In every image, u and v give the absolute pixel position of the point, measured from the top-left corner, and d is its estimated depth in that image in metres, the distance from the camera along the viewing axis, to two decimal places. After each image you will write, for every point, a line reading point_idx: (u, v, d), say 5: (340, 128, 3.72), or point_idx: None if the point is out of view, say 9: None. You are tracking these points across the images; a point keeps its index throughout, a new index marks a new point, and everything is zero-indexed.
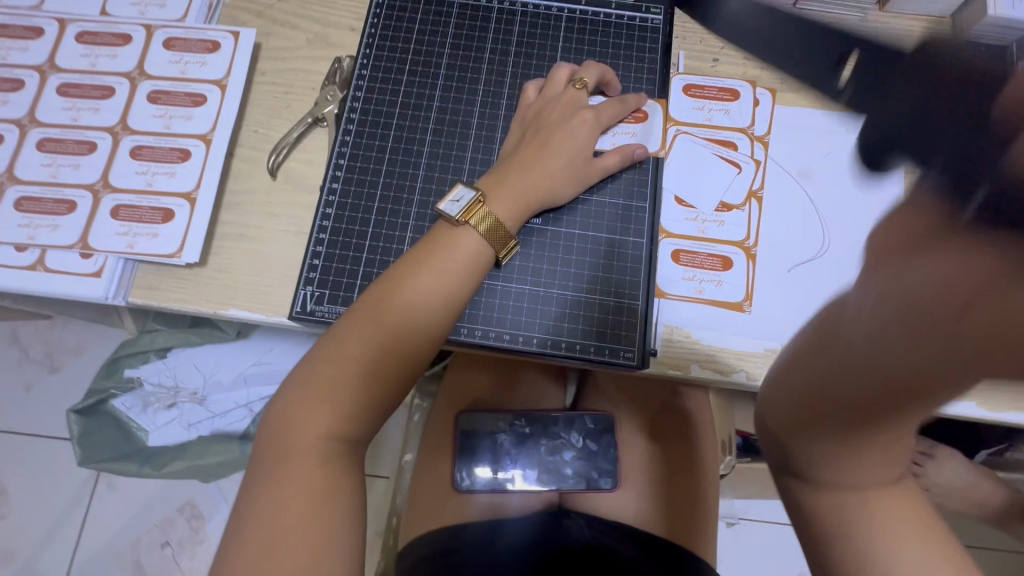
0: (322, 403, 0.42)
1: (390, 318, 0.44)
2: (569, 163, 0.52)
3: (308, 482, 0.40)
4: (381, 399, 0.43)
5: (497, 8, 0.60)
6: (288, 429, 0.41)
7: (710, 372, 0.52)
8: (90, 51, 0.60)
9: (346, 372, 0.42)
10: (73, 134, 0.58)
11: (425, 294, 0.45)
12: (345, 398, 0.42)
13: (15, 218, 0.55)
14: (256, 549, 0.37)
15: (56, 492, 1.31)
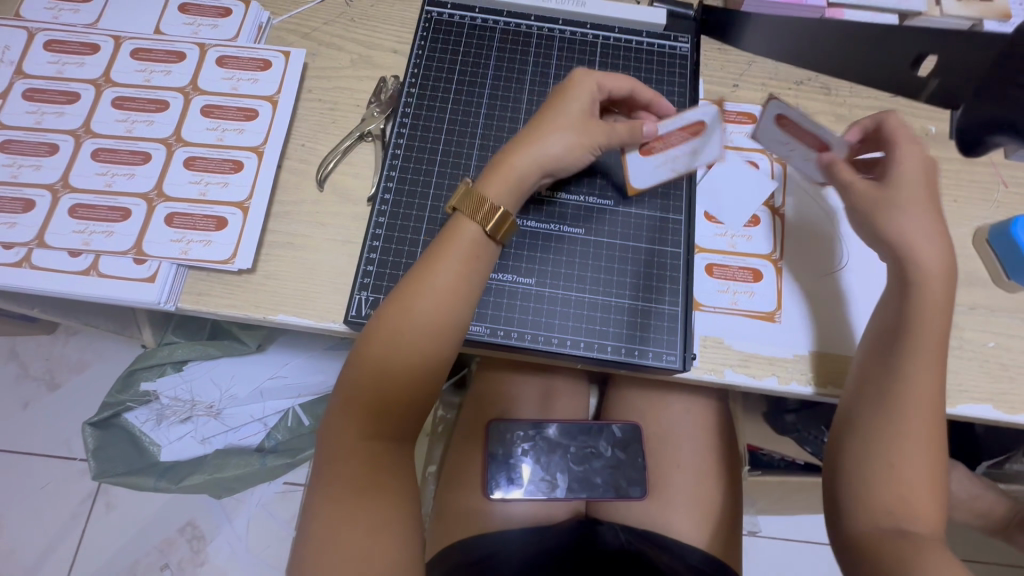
0: (355, 408, 0.46)
1: (409, 317, 0.46)
2: (571, 116, 0.51)
3: (359, 478, 0.45)
4: (410, 400, 0.47)
5: (537, 34, 0.64)
6: (335, 432, 0.46)
7: (743, 375, 0.55)
8: (145, 66, 0.63)
9: (376, 373, 0.46)
10: (128, 145, 0.60)
11: (430, 289, 0.47)
12: (370, 405, 0.46)
13: (70, 224, 0.57)
14: (323, 534, 0.43)
15: (51, 512, 1.27)
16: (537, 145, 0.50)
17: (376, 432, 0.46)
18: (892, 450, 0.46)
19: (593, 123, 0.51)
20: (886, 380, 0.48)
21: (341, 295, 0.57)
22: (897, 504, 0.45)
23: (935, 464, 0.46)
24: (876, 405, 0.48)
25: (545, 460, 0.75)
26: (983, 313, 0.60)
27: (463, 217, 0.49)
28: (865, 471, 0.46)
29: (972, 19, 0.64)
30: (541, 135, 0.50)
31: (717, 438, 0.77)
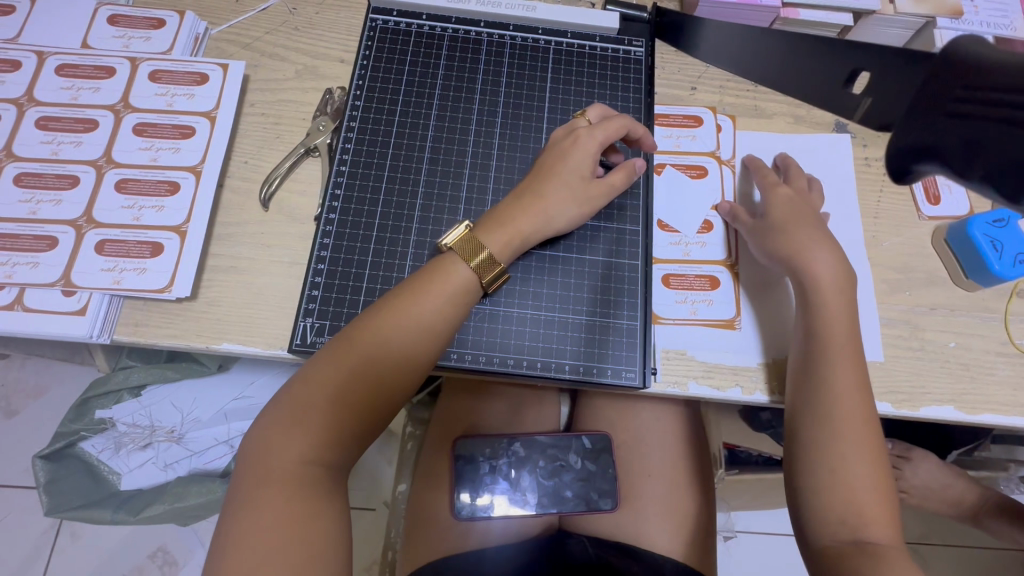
0: (296, 429, 0.42)
1: (379, 351, 0.44)
2: (568, 184, 0.51)
3: (292, 508, 0.40)
4: (356, 422, 0.43)
5: (487, 42, 0.62)
6: (269, 454, 0.42)
7: (707, 387, 0.54)
8: (71, 84, 0.59)
9: (326, 405, 0.42)
10: (53, 169, 0.56)
11: (403, 316, 0.45)
12: (313, 427, 0.42)
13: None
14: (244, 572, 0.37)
15: (10, 546, 1.21)
16: (542, 202, 0.50)
17: (316, 456, 0.42)
18: (830, 457, 0.46)
19: (594, 185, 0.52)
20: (811, 385, 0.48)
21: (288, 321, 0.54)
22: (846, 512, 0.44)
23: (877, 468, 0.46)
24: (812, 415, 0.48)
25: (518, 474, 0.72)
26: (942, 313, 0.60)
27: (452, 258, 0.48)
28: (814, 484, 0.46)
29: (926, 15, 0.65)
30: (549, 199, 0.51)
31: (689, 445, 0.77)
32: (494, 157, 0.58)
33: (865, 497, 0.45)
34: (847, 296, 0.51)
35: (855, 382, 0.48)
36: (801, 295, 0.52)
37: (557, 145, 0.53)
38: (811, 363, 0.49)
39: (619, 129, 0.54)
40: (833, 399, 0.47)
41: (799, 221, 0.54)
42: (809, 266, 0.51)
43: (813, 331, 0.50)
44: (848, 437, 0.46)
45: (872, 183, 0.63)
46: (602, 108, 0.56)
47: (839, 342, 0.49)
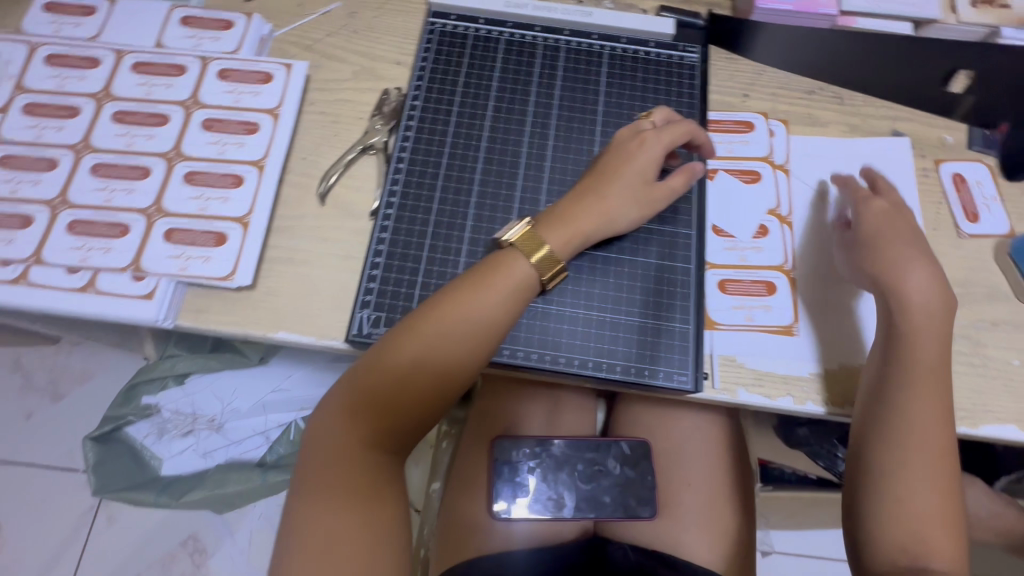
0: (357, 416, 0.44)
1: (443, 341, 0.45)
2: (630, 187, 0.52)
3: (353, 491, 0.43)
4: (412, 412, 0.44)
5: (543, 46, 0.63)
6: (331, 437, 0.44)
7: (757, 395, 0.53)
8: (146, 80, 0.62)
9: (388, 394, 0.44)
10: (127, 160, 0.59)
11: (467, 308, 0.45)
12: (373, 415, 0.44)
13: (68, 241, 0.56)
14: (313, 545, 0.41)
15: (52, 525, 1.26)
16: (605, 203, 0.51)
17: (373, 445, 0.44)
18: (905, 483, 0.46)
19: (654, 188, 0.52)
20: (896, 409, 0.48)
21: (342, 313, 0.55)
22: (912, 542, 0.45)
23: (947, 496, 0.46)
24: (888, 439, 0.47)
25: (556, 477, 0.71)
26: (1005, 329, 0.58)
27: (514, 253, 0.48)
28: (881, 507, 0.47)
29: (988, 25, 0.64)
30: (615, 198, 0.51)
31: (729, 456, 0.75)
32: (548, 159, 0.59)
33: (931, 526, 0.46)
34: (939, 320, 0.49)
35: (941, 405, 0.47)
36: (889, 313, 0.50)
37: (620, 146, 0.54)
38: (887, 388, 0.48)
39: (680, 132, 0.54)
40: (912, 424, 0.47)
41: (891, 236, 0.52)
42: (901, 288, 0.50)
43: (895, 358, 0.49)
44: (923, 460, 0.47)
45: (929, 195, 0.62)
46: (664, 111, 0.57)
47: (929, 366, 0.48)
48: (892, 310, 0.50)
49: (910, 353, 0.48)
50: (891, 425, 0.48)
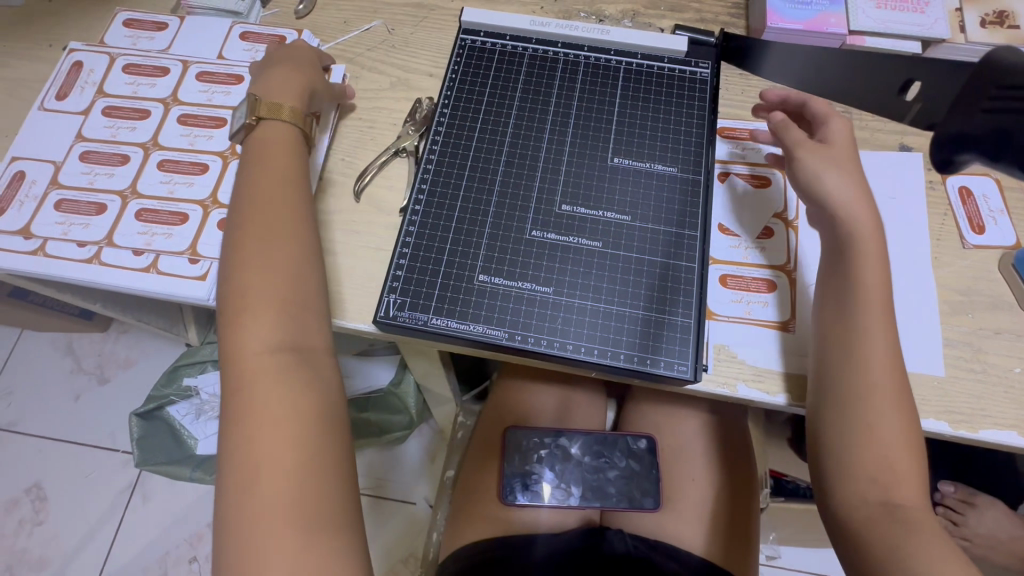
0: (257, 327, 0.49)
1: (253, 271, 0.51)
2: (300, 82, 0.63)
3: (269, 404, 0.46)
4: (260, 325, 0.49)
5: (563, 60, 0.68)
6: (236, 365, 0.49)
7: (756, 390, 0.57)
8: (208, 87, 0.70)
9: (250, 311, 0.50)
10: (188, 157, 0.66)
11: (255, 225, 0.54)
12: (246, 333, 0.49)
13: (135, 227, 0.63)
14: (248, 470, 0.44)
15: (93, 500, 1.35)
16: (291, 81, 0.63)
17: (265, 351, 0.49)
18: (866, 406, 0.49)
19: (308, 81, 0.64)
20: (845, 330, 0.51)
21: (370, 299, 0.61)
22: (880, 470, 0.48)
23: (907, 419, 0.49)
24: (841, 362, 0.51)
25: (563, 468, 0.75)
26: (1007, 338, 0.59)
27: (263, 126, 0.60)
28: (849, 438, 0.49)
29: (999, 45, 0.66)
30: (279, 75, 0.63)
31: (735, 457, 0.77)
32: (564, 164, 0.63)
33: (896, 451, 0.48)
34: (880, 241, 0.53)
35: (883, 325, 0.51)
36: (839, 236, 0.54)
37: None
38: (840, 312, 0.52)
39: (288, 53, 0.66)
40: (858, 340, 0.51)
41: (832, 169, 0.56)
42: (849, 216, 0.54)
43: (840, 284, 0.53)
44: (877, 382, 0.49)
45: (934, 207, 0.64)
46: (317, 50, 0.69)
47: (878, 295, 0.52)
48: (840, 233, 0.54)
49: (858, 274, 0.52)
50: (843, 345, 0.51)
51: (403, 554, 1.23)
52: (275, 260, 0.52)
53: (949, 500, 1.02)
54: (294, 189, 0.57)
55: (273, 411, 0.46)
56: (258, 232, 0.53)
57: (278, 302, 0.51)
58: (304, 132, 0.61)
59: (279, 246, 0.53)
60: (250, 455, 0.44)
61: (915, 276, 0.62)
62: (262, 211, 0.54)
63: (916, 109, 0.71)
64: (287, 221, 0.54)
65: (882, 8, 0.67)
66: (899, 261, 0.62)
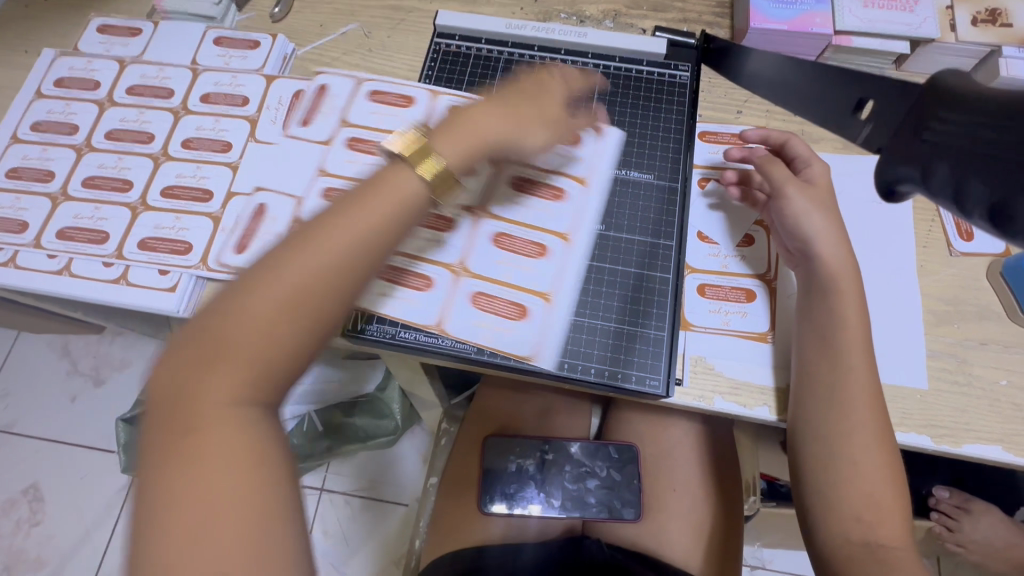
0: (218, 371, 0.39)
1: (224, 330, 0.40)
2: (551, 122, 0.55)
3: (233, 458, 0.38)
4: (251, 376, 0.40)
5: (539, 64, 0.68)
6: (192, 407, 0.39)
7: (733, 404, 0.56)
8: (378, 109, 0.67)
9: (238, 356, 0.40)
10: (346, 186, 0.63)
11: (267, 281, 0.40)
12: (205, 380, 0.39)
13: (258, 259, 0.60)
14: (190, 540, 0.35)
15: (89, 501, 1.36)
16: (481, 136, 0.51)
17: (235, 404, 0.39)
18: (852, 447, 0.48)
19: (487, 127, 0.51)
20: (829, 371, 0.50)
21: None
22: (864, 508, 0.47)
23: (888, 452, 0.49)
24: (824, 403, 0.50)
25: (543, 478, 0.74)
26: (993, 349, 0.57)
27: (397, 173, 0.46)
28: (833, 478, 0.49)
29: (991, 45, 0.64)
30: (490, 115, 0.51)
31: (719, 466, 0.76)
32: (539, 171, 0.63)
33: (879, 489, 0.48)
34: (854, 276, 0.52)
35: (865, 366, 0.50)
36: (817, 274, 0.53)
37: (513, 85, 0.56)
38: (823, 352, 0.51)
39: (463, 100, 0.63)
40: (843, 382, 0.50)
41: (807, 204, 0.55)
42: (822, 253, 0.53)
43: (822, 323, 0.52)
44: (860, 423, 0.49)
45: (921, 213, 0.63)
46: None
47: (858, 333, 0.51)
48: (818, 271, 0.53)
49: (835, 314, 0.51)
50: (823, 387, 0.50)
51: (393, 556, 1.23)
52: (262, 320, 0.40)
53: (944, 506, 0.98)
54: (335, 263, 0.42)
55: (200, 551, 0.35)
56: (243, 320, 0.40)
57: (250, 368, 0.40)
58: (435, 199, 0.48)
59: (310, 318, 0.41)
60: (193, 522, 0.36)
61: (900, 286, 0.60)
62: (271, 295, 0.40)
63: (865, 134, 0.58)
64: (300, 304, 0.41)
65: (869, 7, 0.65)
66: (884, 269, 0.61)
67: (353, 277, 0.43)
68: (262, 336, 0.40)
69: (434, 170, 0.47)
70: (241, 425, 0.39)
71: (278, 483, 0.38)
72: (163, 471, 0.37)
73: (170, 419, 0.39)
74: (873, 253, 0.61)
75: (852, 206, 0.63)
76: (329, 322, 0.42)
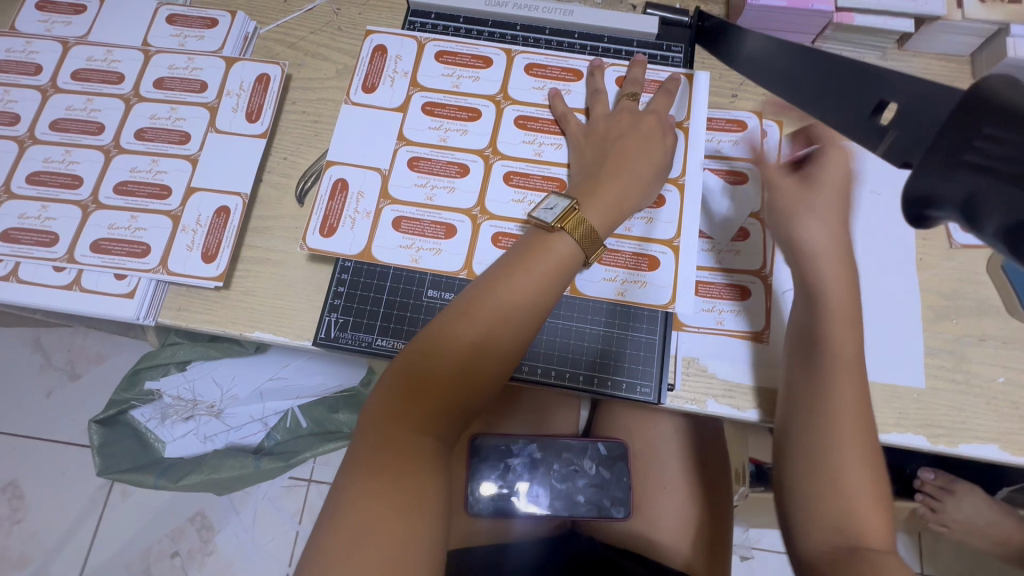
0: (416, 391, 0.44)
1: (466, 347, 0.45)
2: (646, 137, 0.54)
3: (402, 475, 0.41)
4: (452, 399, 0.44)
5: (522, 43, 0.63)
6: (386, 418, 0.43)
7: (726, 407, 0.54)
8: (451, 71, 0.60)
9: (436, 379, 0.44)
10: (442, 155, 0.57)
11: (485, 311, 0.46)
12: (425, 398, 0.44)
13: (396, 238, 0.55)
14: (350, 534, 0.38)
15: (71, 498, 1.32)
16: (623, 209, 0.52)
17: (425, 425, 0.43)
18: (833, 454, 0.46)
19: (612, 188, 0.51)
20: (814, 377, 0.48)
21: (314, 313, 0.57)
22: (846, 517, 0.44)
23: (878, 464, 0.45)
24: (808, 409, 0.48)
25: (529, 475, 0.72)
26: (992, 345, 0.56)
27: (552, 233, 0.49)
28: (814, 485, 0.46)
29: (999, 22, 0.60)
30: (611, 189, 0.51)
31: (711, 458, 0.75)
32: (557, 147, 0.58)
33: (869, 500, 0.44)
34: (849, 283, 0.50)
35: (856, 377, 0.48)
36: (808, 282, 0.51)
37: (609, 133, 0.55)
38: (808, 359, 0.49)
39: (543, 71, 0.60)
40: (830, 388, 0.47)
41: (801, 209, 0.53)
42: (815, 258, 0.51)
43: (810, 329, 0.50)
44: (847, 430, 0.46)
45: None
46: (600, 63, 0.60)
47: (849, 342, 0.48)
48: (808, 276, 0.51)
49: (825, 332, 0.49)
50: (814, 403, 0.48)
51: None
52: (480, 347, 0.45)
53: (929, 487, 0.99)
54: (533, 317, 0.48)
55: (393, 521, 0.39)
56: (451, 368, 0.45)
57: (430, 393, 0.44)
58: (586, 257, 0.50)
59: (484, 347, 0.46)
60: (357, 522, 0.38)
61: (897, 279, 0.58)
62: (476, 331, 0.45)
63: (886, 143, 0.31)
64: (495, 351, 0.46)
65: None
66: (883, 263, 0.58)
67: (525, 331, 0.47)
68: (456, 379, 0.45)
69: (586, 233, 0.49)
70: (435, 450, 0.44)
71: (431, 503, 0.41)
72: (359, 483, 0.40)
73: (369, 444, 0.42)
74: (871, 245, 0.59)
75: (851, 196, 0.60)
76: (504, 371, 0.47)
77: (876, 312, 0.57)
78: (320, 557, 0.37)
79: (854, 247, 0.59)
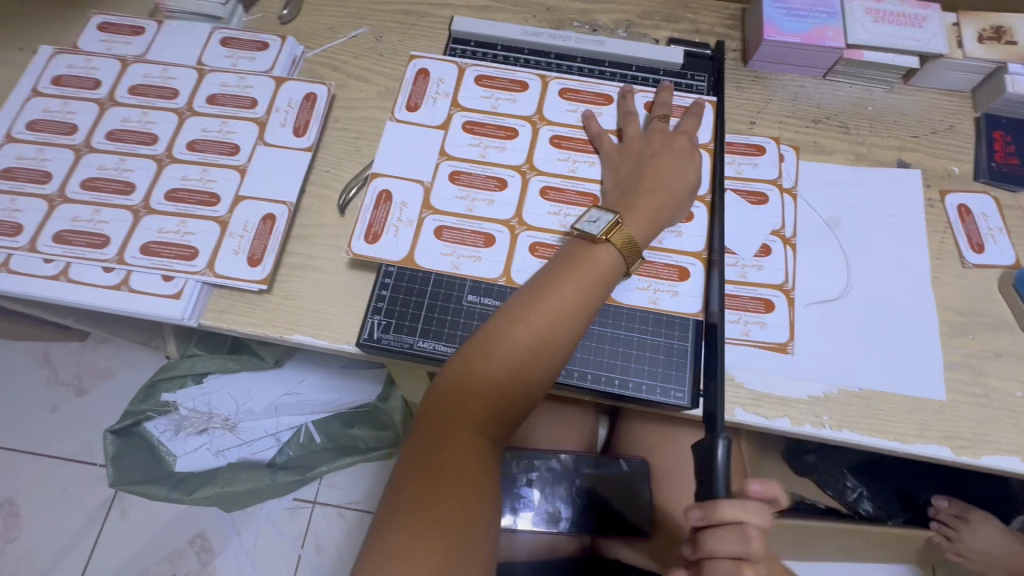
0: (469, 394, 0.46)
1: (515, 352, 0.47)
2: (678, 157, 0.58)
3: (457, 475, 0.43)
4: (502, 403, 0.47)
5: (556, 70, 0.67)
6: (442, 419, 0.46)
7: (754, 416, 0.55)
8: (490, 93, 0.64)
9: (487, 382, 0.47)
10: (482, 170, 0.61)
11: (532, 319, 0.48)
12: (477, 401, 0.46)
13: (437, 246, 0.58)
14: (410, 531, 0.40)
15: (68, 517, 1.29)
16: (659, 223, 0.55)
17: (477, 427, 0.46)
18: None
19: (650, 204, 0.55)
20: None
21: (354, 318, 0.58)
22: None
23: None
24: None
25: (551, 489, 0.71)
26: (1008, 360, 0.58)
27: (595, 246, 0.52)
28: None
29: (996, 61, 0.66)
30: (648, 204, 0.55)
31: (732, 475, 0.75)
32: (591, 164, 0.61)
33: None
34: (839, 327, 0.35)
35: None
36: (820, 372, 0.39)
37: (642, 152, 0.59)
38: None
39: (577, 95, 0.65)
40: None
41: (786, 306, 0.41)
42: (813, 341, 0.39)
43: None
44: None
45: (932, 226, 0.63)
46: (630, 88, 0.64)
47: None
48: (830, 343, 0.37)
49: None
50: None
51: None
52: (528, 353, 0.48)
53: (942, 515, 0.95)
54: (577, 326, 0.50)
55: (448, 521, 0.41)
56: (498, 379, 0.47)
57: (482, 396, 0.46)
58: (628, 268, 0.53)
59: (532, 352, 0.48)
60: (416, 520, 0.41)
61: (914, 296, 0.60)
62: (524, 337, 0.48)
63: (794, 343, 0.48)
64: (542, 357, 0.48)
65: (879, 21, 0.67)
66: (899, 280, 0.61)
67: (566, 342, 0.49)
68: (506, 383, 0.47)
69: (628, 245, 0.52)
70: (486, 452, 0.46)
71: (482, 503, 0.44)
72: (409, 493, 0.42)
73: (420, 456, 0.44)
74: (887, 264, 0.62)
75: (865, 217, 0.64)
76: (548, 379, 0.49)
77: (895, 327, 0.59)
78: (381, 552, 0.40)
79: (871, 265, 0.62)
